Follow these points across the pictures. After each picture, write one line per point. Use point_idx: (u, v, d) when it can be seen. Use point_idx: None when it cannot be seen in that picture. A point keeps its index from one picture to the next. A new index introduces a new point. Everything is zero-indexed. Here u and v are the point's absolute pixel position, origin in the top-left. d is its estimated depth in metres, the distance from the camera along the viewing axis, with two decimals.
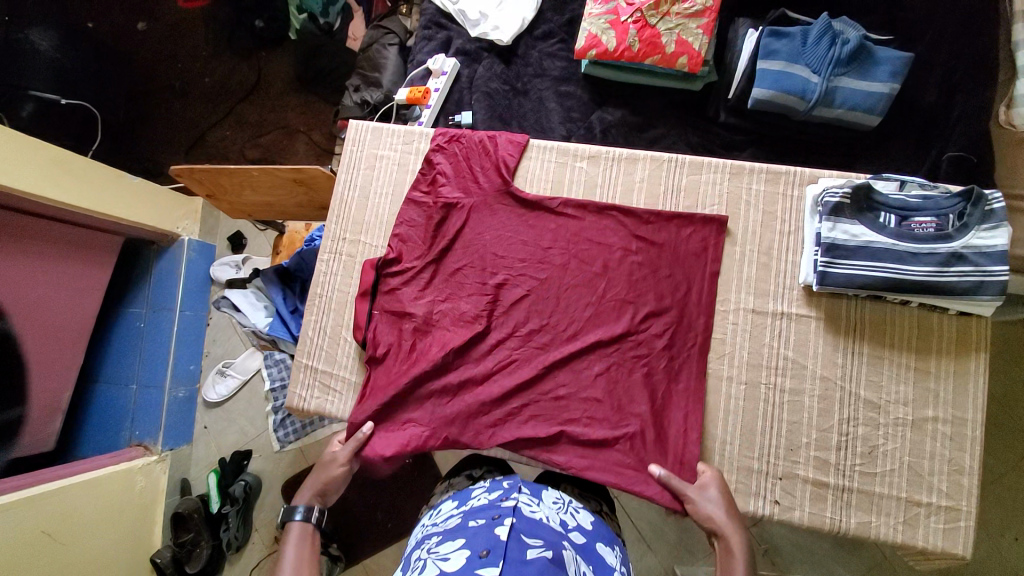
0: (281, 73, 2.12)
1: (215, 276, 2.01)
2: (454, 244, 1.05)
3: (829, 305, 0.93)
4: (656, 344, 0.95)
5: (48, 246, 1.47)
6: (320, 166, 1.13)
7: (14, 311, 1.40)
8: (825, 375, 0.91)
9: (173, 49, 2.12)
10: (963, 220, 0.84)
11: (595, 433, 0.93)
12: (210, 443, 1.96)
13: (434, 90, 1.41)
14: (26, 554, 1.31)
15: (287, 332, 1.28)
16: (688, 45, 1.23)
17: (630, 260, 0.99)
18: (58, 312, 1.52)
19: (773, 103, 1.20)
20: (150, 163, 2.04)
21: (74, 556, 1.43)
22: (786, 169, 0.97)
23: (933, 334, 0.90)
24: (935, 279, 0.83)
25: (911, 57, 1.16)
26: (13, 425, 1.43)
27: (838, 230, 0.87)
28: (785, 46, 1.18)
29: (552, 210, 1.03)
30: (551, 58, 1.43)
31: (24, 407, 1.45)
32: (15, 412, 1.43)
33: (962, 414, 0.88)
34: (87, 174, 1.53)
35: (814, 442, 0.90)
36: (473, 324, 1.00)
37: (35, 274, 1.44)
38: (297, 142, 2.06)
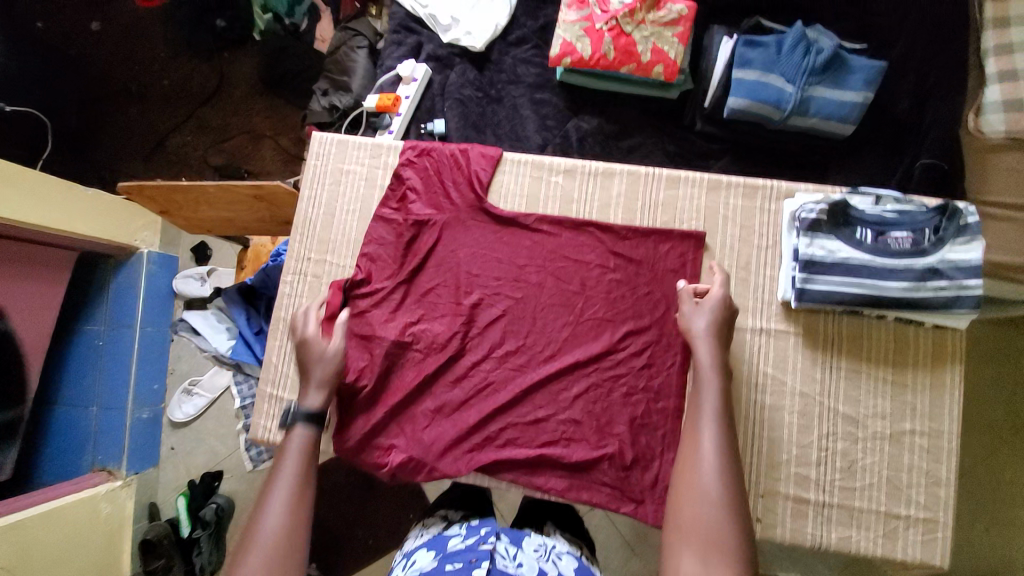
0: (245, 75, 2.02)
1: (178, 289, 1.91)
2: (426, 263, 1.01)
3: (806, 321, 0.91)
4: (634, 364, 0.94)
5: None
6: (280, 182, 1.08)
7: (15, 315, 1.43)
8: (805, 391, 0.90)
9: (130, 50, 2.00)
10: (939, 234, 0.84)
11: (574, 455, 0.91)
12: (178, 465, 1.86)
13: (404, 97, 1.36)
14: None
15: (252, 356, 1.24)
16: (664, 53, 1.22)
17: (608, 278, 0.97)
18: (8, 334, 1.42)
19: (749, 113, 1.19)
20: (109, 171, 1.94)
21: None
22: (763, 183, 0.95)
23: (909, 348, 0.90)
24: (911, 295, 0.83)
25: (883, 66, 1.16)
26: (11, 430, 1.47)
27: (816, 246, 0.86)
28: (759, 55, 1.18)
29: (527, 227, 1.00)
30: (525, 64, 1.39)
31: (20, 409, 1.48)
32: (13, 413, 1.47)
33: (938, 426, 0.88)
34: (36, 188, 1.43)
35: (795, 458, 0.88)
36: (448, 346, 0.97)
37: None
38: (264, 147, 1.98)
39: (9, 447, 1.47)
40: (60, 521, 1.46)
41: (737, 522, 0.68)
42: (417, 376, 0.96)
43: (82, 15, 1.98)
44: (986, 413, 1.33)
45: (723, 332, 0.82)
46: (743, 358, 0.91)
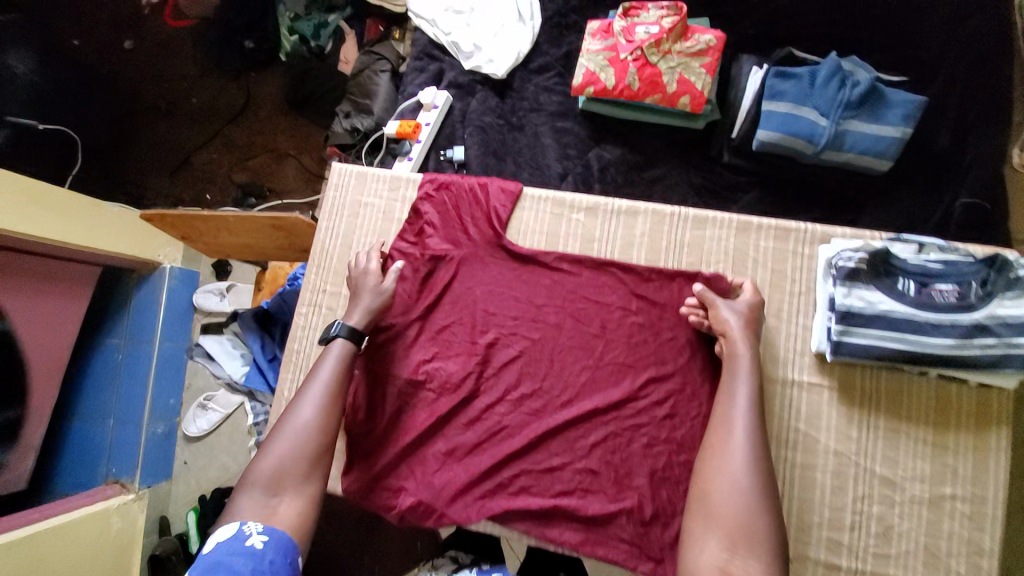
0: (270, 95, 2.05)
1: (199, 304, 1.94)
2: (442, 299, 0.99)
3: (843, 374, 0.85)
4: (656, 414, 0.89)
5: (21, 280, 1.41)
6: (299, 215, 1.08)
7: (13, 313, 1.39)
8: (838, 450, 0.83)
9: (161, 68, 2.05)
10: (986, 288, 0.77)
11: (591, 507, 0.87)
12: (190, 481, 1.87)
13: (425, 124, 1.36)
14: None
15: (264, 384, 1.22)
16: (690, 84, 1.18)
17: (630, 321, 0.94)
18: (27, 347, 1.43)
19: (781, 146, 1.15)
20: (135, 187, 1.97)
21: None
22: (796, 226, 0.91)
23: (951, 407, 0.82)
24: (955, 353, 0.77)
25: (923, 101, 1.11)
26: (10, 426, 1.42)
27: (854, 296, 0.81)
28: (791, 87, 1.14)
29: (546, 265, 0.98)
30: (548, 92, 1.37)
31: (21, 408, 1.43)
32: (13, 413, 1.41)
33: (981, 491, 0.80)
34: (66, 207, 1.48)
35: (826, 521, 0.81)
36: (461, 386, 0.94)
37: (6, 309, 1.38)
38: (287, 166, 2.00)
39: (8, 448, 1.42)
40: (68, 537, 1.45)
41: (769, 512, 0.69)
42: (429, 417, 0.93)
43: (116, 35, 2.04)
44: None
45: (755, 324, 0.83)
46: (775, 413, 0.85)
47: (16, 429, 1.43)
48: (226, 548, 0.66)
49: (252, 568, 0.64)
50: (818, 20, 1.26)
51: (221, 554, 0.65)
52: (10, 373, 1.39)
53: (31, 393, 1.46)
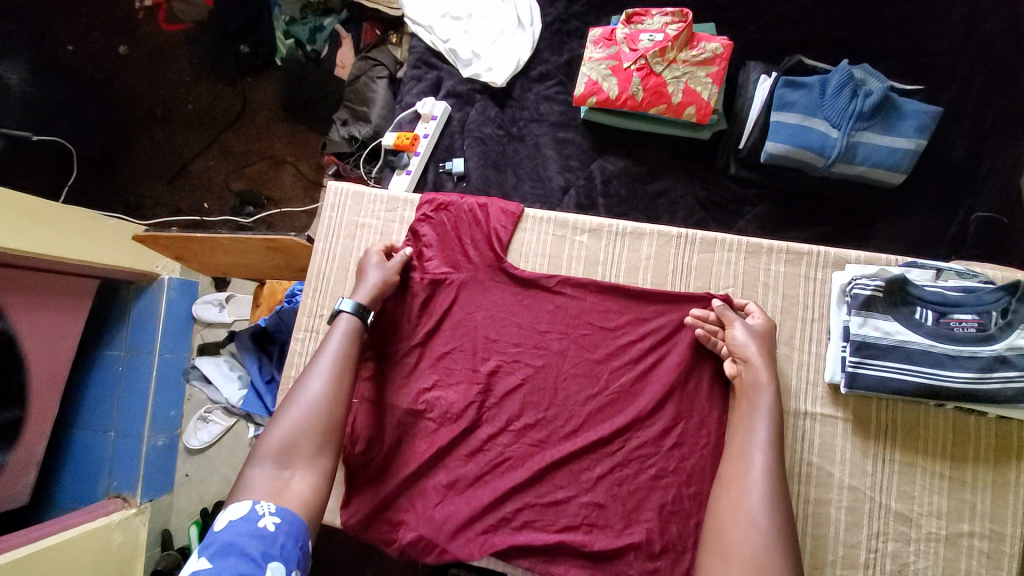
0: (267, 100, 2.01)
1: (198, 315, 1.91)
2: (442, 325, 0.96)
3: (857, 408, 0.83)
4: (663, 444, 0.86)
5: (17, 295, 1.36)
6: (293, 237, 1.04)
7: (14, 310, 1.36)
8: (853, 485, 0.81)
9: (157, 74, 2.01)
10: (1007, 317, 0.74)
11: (597, 543, 0.83)
12: (192, 493, 1.86)
13: (423, 136, 1.32)
14: None
15: (263, 408, 1.16)
16: (696, 95, 1.14)
17: (637, 348, 0.91)
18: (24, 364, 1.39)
19: (790, 159, 1.10)
20: (132, 196, 1.94)
21: None
22: (808, 249, 0.88)
23: (969, 442, 0.80)
24: (976, 387, 0.73)
25: (938, 111, 1.07)
26: (11, 427, 1.39)
27: (870, 326, 0.78)
28: (802, 98, 1.10)
29: (548, 290, 0.95)
30: (548, 102, 1.33)
31: (21, 408, 1.40)
32: (13, 412, 1.38)
33: (1000, 528, 0.78)
34: (62, 220, 1.47)
35: (841, 560, 0.80)
36: (463, 416, 0.91)
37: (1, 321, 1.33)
38: (284, 174, 1.96)
39: (7, 448, 1.39)
40: (66, 553, 1.43)
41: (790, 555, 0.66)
42: (429, 449, 0.90)
43: (110, 40, 1.98)
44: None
45: (770, 345, 0.82)
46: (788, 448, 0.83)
47: (16, 429, 1.40)
48: (237, 527, 0.64)
49: (261, 550, 0.62)
50: (829, 25, 1.21)
51: (232, 533, 0.64)
52: (9, 372, 1.36)
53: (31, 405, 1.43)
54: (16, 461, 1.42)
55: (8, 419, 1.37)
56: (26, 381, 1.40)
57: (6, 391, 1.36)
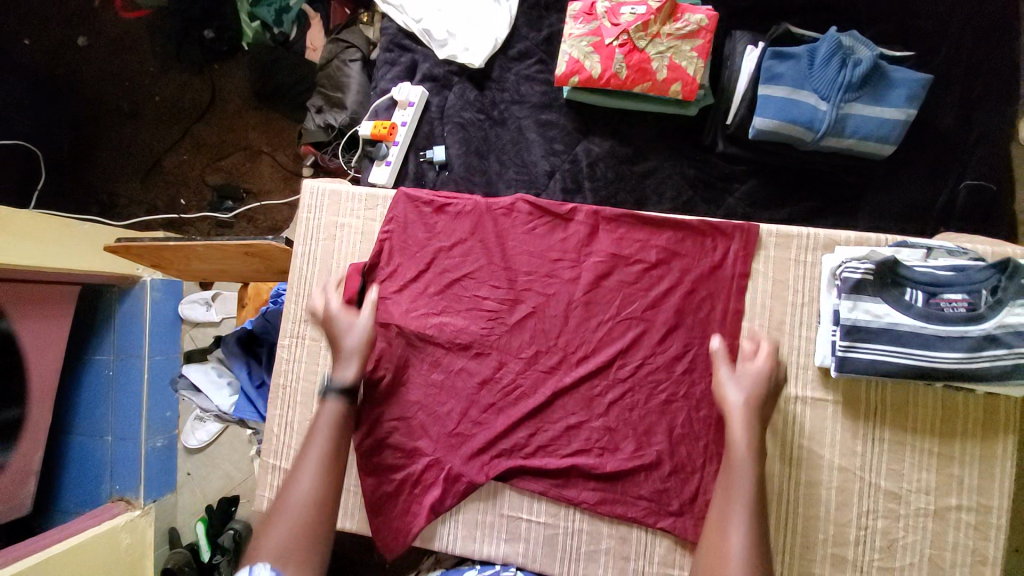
0: (238, 88, 1.92)
1: (186, 315, 1.89)
2: (453, 250, 0.96)
3: (846, 388, 0.83)
4: (675, 369, 0.87)
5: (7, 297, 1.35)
6: (271, 240, 1.00)
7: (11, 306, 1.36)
8: (843, 466, 0.82)
9: (120, 65, 1.90)
10: (997, 295, 0.74)
11: (607, 465, 0.86)
12: (195, 491, 1.88)
13: (400, 124, 1.27)
14: None
15: (253, 413, 1.15)
16: (681, 70, 1.10)
17: (652, 274, 0.90)
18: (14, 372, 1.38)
19: (778, 134, 1.07)
20: (107, 196, 1.88)
21: None
22: (797, 231, 0.87)
23: (958, 417, 0.81)
24: (966, 366, 0.74)
25: (930, 78, 1.04)
26: (12, 426, 1.40)
27: (859, 310, 0.77)
28: (789, 69, 1.06)
29: (562, 216, 0.94)
30: (529, 82, 1.28)
31: (22, 407, 1.41)
32: (14, 412, 1.39)
33: (986, 500, 0.80)
34: (32, 231, 1.42)
35: (831, 538, 0.82)
36: (472, 343, 0.93)
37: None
38: (262, 165, 1.90)
39: (7, 450, 1.39)
40: (78, 562, 1.45)
41: None
42: (441, 373, 0.93)
43: (68, 32, 1.87)
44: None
45: (750, 413, 0.73)
46: (780, 433, 0.84)
47: (18, 427, 1.41)
48: None
49: None
50: None
51: None
52: (11, 370, 1.37)
53: (31, 406, 1.44)
54: (16, 462, 1.42)
55: (12, 417, 1.39)
56: (25, 380, 1.41)
57: (6, 390, 1.36)
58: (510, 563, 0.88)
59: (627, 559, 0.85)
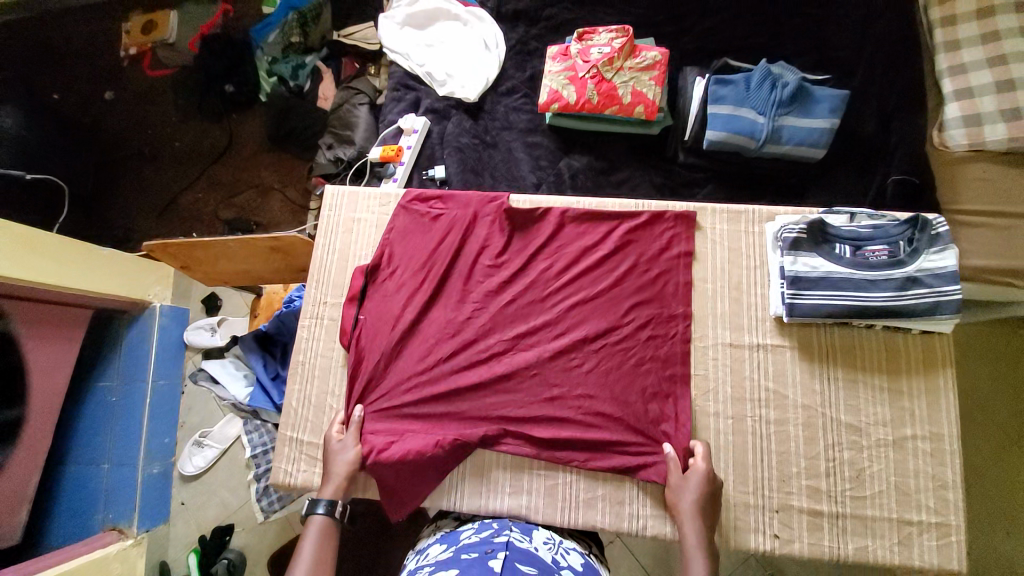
0: (254, 134, 2.11)
1: (189, 340, 1.90)
2: (443, 250, 1.11)
3: (801, 335, 0.98)
4: (640, 336, 1.01)
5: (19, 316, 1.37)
6: (298, 233, 1.21)
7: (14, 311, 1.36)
8: (806, 404, 0.95)
9: (143, 116, 2.12)
10: (913, 245, 0.91)
11: (591, 427, 0.97)
12: (190, 520, 1.82)
13: (406, 147, 1.46)
14: None
15: (268, 401, 1.26)
16: (643, 95, 1.32)
17: (609, 259, 1.06)
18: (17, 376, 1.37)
19: (726, 144, 1.28)
20: (123, 231, 2.01)
21: None
22: (744, 208, 1.06)
23: (901, 355, 0.95)
24: (896, 303, 0.90)
25: (846, 94, 1.27)
26: (11, 426, 1.37)
27: (800, 263, 0.94)
28: (730, 92, 1.29)
29: (536, 216, 1.11)
30: (516, 112, 1.50)
31: (23, 408, 1.39)
32: (14, 413, 1.36)
33: (939, 430, 0.92)
34: (58, 252, 1.43)
35: (804, 470, 0.93)
36: (461, 328, 1.06)
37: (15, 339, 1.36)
38: (272, 201, 2.05)
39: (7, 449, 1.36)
40: None
41: None
42: (432, 356, 1.04)
43: (96, 87, 2.11)
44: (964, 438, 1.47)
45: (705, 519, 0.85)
46: (747, 376, 0.98)
47: (17, 429, 1.38)
48: None
49: None
50: (748, 33, 1.43)
51: None
52: (10, 372, 1.35)
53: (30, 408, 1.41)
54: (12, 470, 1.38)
55: (14, 416, 1.37)
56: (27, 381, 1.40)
57: (7, 391, 1.35)
58: (515, 516, 0.98)
59: (621, 502, 0.95)
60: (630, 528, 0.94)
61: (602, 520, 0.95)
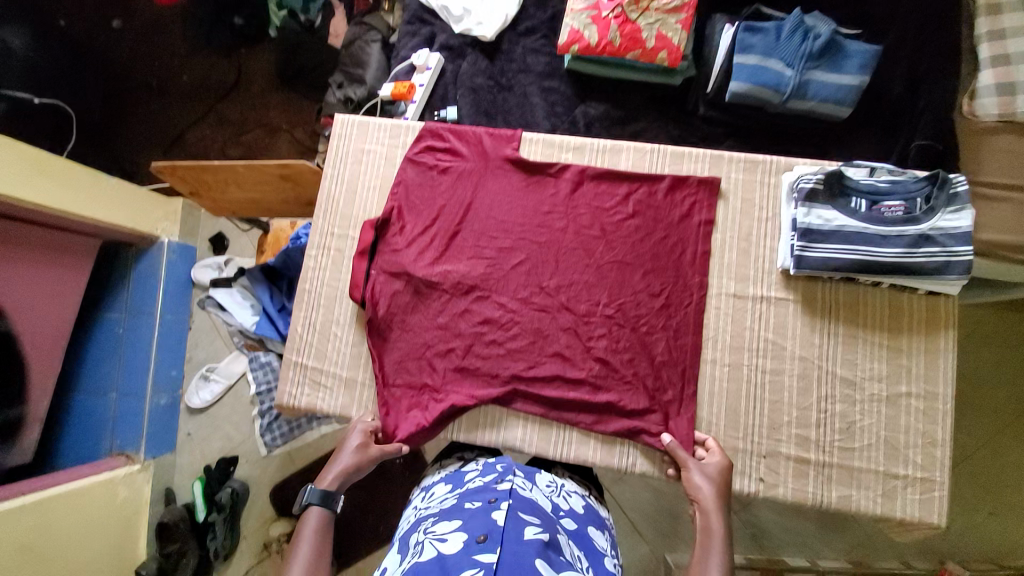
0: (263, 71, 2.03)
1: (197, 278, 1.83)
2: (459, 207, 1.11)
3: (805, 288, 1.01)
4: (654, 305, 1.03)
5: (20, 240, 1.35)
6: (306, 161, 1.26)
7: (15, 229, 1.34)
8: (803, 355, 0.99)
9: (151, 47, 2.02)
10: (930, 203, 0.91)
11: (599, 395, 1.00)
12: (194, 452, 1.77)
13: (418, 85, 1.42)
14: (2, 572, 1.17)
15: (274, 331, 1.35)
16: (667, 39, 1.26)
17: (629, 223, 1.07)
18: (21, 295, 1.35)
19: (750, 97, 1.23)
20: (128, 164, 1.95)
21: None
22: (763, 158, 1.06)
23: (903, 313, 0.98)
24: (905, 260, 0.90)
25: (878, 50, 1.21)
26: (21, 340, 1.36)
27: (813, 215, 0.95)
28: (759, 40, 1.22)
29: (551, 176, 1.11)
30: (535, 54, 1.44)
31: (28, 326, 1.38)
32: (14, 412, 1.37)
33: (933, 388, 0.95)
34: (65, 177, 1.39)
35: (795, 420, 0.97)
36: (473, 286, 1.07)
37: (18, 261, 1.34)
38: (280, 140, 1.99)
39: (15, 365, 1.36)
40: (77, 502, 1.38)
41: None
42: (443, 312, 1.07)
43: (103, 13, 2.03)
44: (960, 421, 1.46)
45: (724, 491, 0.87)
46: (750, 326, 1.01)
47: (20, 401, 1.39)
48: None
49: None
50: None
51: None
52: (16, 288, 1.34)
53: (34, 328, 1.39)
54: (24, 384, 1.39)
55: (15, 417, 1.38)
56: (34, 301, 1.38)
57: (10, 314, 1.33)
58: (509, 447, 1.02)
59: (614, 443, 1.00)
60: (619, 464, 0.99)
61: (593, 455, 1.00)
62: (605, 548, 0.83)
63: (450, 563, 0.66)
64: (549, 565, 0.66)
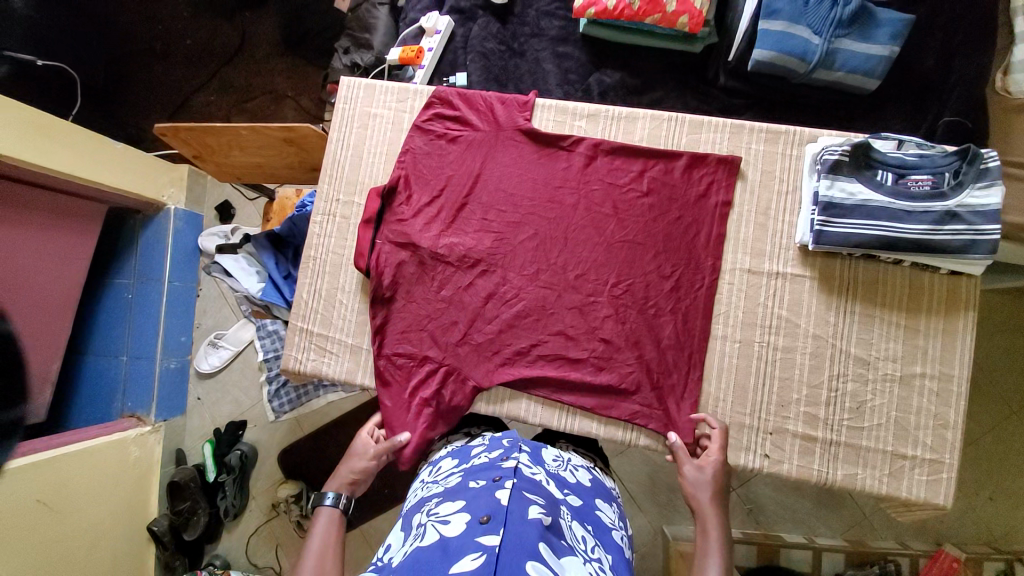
0: (268, 35, 1.98)
1: (204, 246, 1.81)
2: (467, 178, 1.09)
3: (823, 266, 0.98)
4: (663, 287, 1.01)
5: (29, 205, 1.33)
6: (311, 125, 1.23)
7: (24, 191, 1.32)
8: (817, 334, 0.97)
9: (154, 8, 1.97)
10: (959, 178, 0.88)
11: (603, 372, 1.00)
12: (204, 416, 1.80)
13: (427, 49, 1.37)
14: (25, 525, 1.20)
15: (280, 298, 1.32)
16: (690, 3, 1.19)
17: (642, 202, 1.04)
18: (33, 259, 1.35)
19: (774, 66, 1.17)
20: (135, 130, 1.93)
21: (68, 530, 1.31)
22: (785, 129, 1.02)
23: (923, 294, 0.95)
24: (929, 238, 0.87)
25: (912, 19, 1.14)
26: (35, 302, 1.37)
27: (836, 189, 0.92)
28: (787, 5, 1.14)
29: (564, 149, 1.08)
30: (548, 17, 1.39)
31: (40, 290, 1.38)
32: (16, 411, 1.33)
33: (948, 370, 0.93)
34: (70, 140, 1.37)
35: (804, 398, 0.96)
36: (480, 260, 1.06)
37: (29, 224, 1.33)
38: (285, 107, 1.95)
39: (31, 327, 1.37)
40: (92, 462, 1.41)
41: None
42: (448, 285, 1.06)
43: None
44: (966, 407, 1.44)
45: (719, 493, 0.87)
46: (764, 302, 0.99)
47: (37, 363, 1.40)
48: None
49: None
50: None
51: None
52: (29, 251, 1.33)
53: (45, 292, 1.40)
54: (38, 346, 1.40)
55: (21, 415, 1.35)
56: (44, 266, 1.38)
57: (24, 277, 1.33)
58: (515, 419, 1.02)
59: (619, 422, 0.99)
60: (623, 438, 0.99)
61: (597, 430, 1.00)
62: (612, 523, 0.83)
63: (453, 547, 0.65)
64: (551, 548, 0.66)
